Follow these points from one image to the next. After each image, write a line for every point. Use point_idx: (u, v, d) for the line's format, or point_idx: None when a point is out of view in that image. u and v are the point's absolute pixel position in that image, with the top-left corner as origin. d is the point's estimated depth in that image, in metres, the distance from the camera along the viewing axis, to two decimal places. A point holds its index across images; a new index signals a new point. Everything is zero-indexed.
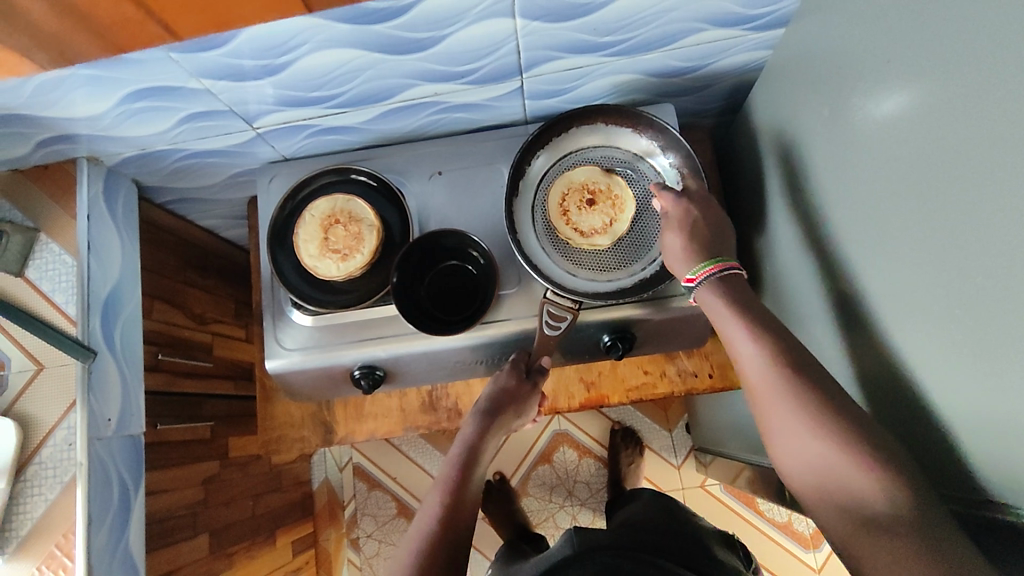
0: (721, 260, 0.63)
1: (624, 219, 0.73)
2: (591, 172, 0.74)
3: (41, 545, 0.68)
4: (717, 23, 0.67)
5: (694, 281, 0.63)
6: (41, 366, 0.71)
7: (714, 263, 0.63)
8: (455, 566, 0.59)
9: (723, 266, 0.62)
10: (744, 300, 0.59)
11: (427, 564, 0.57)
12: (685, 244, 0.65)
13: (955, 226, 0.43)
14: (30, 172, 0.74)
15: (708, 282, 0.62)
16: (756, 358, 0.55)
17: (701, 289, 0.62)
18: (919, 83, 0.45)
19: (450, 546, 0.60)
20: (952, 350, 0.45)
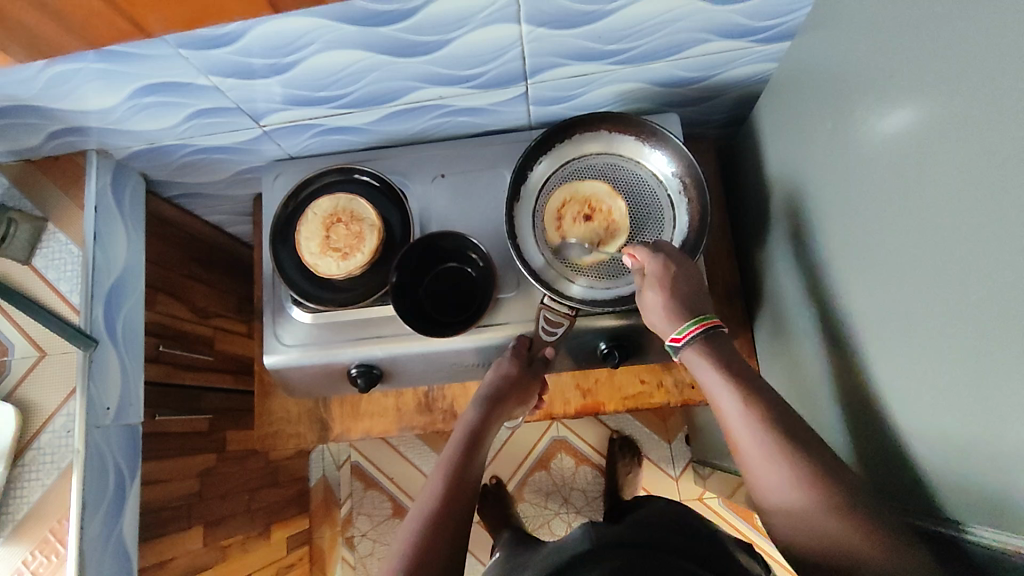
0: (705, 318, 0.63)
1: (612, 245, 0.74)
2: (598, 189, 0.75)
3: (37, 529, 0.68)
4: (722, 35, 0.67)
5: (680, 342, 0.63)
6: (44, 353, 0.72)
7: (698, 322, 0.63)
8: (457, 543, 0.60)
9: (706, 325, 0.62)
10: (728, 357, 0.60)
11: (430, 538, 0.59)
12: (666, 303, 0.64)
13: (947, 246, 0.43)
14: (41, 162, 0.76)
15: (695, 342, 0.62)
16: (737, 415, 0.56)
17: (688, 348, 0.62)
18: (917, 101, 0.46)
19: (450, 528, 0.60)
20: (939, 370, 0.45)
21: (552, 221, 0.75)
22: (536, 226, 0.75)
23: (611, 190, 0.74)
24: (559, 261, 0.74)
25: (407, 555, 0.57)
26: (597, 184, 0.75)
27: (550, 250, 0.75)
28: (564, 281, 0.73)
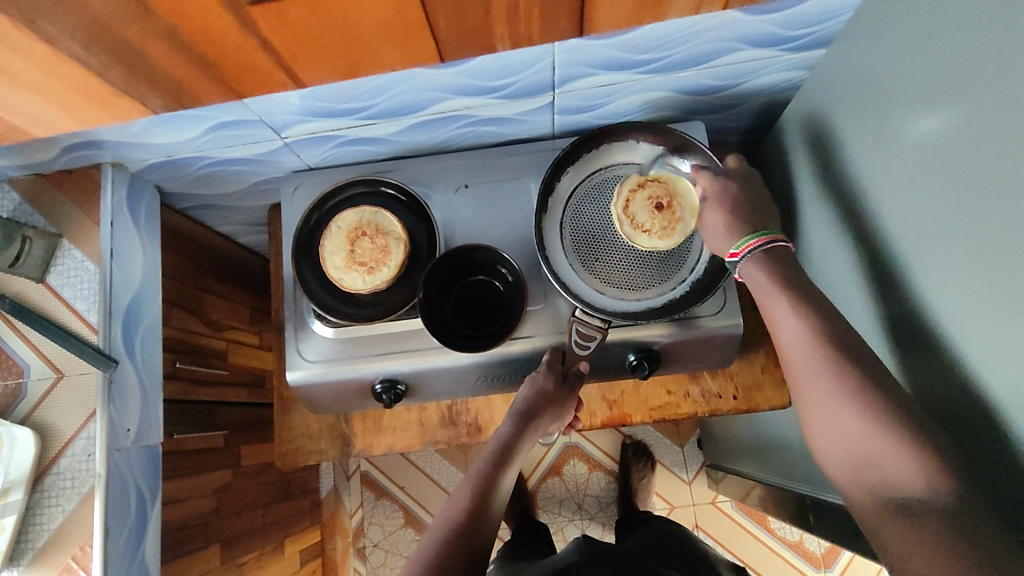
0: (766, 233, 0.60)
1: (668, 241, 0.70)
2: (687, 188, 0.71)
3: (59, 556, 0.67)
4: (754, 43, 0.66)
5: (738, 257, 0.61)
6: (61, 374, 0.70)
7: (757, 236, 0.60)
8: (478, 560, 0.59)
9: (767, 240, 0.60)
10: (784, 270, 0.58)
11: (449, 555, 0.58)
12: (726, 220, 0.63)
13: (1013, 262, 0.42)
14: (53, 177, 0.73)
15: (752, 257, 0.60)
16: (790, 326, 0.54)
17: (745, 264, 0.60)
18: (974, 118, 0.45)
19: (472, 537, 0.60)
20: (1008, 388, 0.44)
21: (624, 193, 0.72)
22: (564, 238, 0.75)
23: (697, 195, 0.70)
24: (589, 273, 0.73)
25: (427, 563, 0.57)
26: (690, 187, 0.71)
27: (579, 262, 0.74)
28: (594, 293, 0.72)
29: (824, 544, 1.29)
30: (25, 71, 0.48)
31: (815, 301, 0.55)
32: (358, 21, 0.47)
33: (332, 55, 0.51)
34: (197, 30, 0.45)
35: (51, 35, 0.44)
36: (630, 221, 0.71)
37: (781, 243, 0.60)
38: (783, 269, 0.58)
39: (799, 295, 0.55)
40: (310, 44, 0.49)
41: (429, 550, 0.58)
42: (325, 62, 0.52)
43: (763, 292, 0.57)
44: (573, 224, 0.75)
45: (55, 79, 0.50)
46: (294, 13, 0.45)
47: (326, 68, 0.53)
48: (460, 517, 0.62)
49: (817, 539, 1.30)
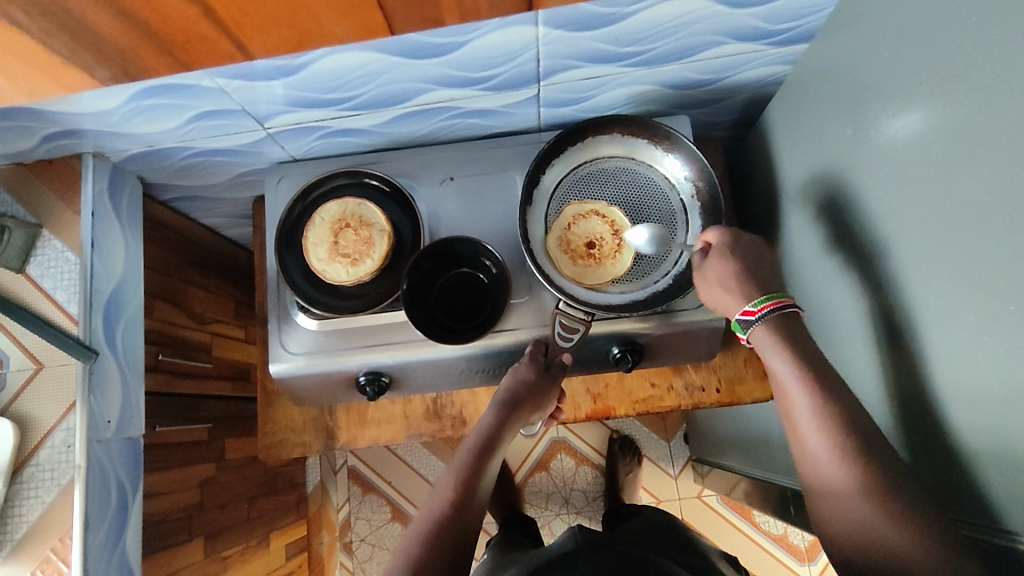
0: (779, 295, 0.61)
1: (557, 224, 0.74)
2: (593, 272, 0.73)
3: (38, 548, 0.66)
4: (737, 37, 0.66)
5: (752, 316, 0.61)
6: (41, 365, 0.70)
7: (772, 298, 0.61)
8: (462, 551, 0.59)
9: (781, 303, 0.61)
10: (797, 343, 0.59)
11: (435, 548, 0.58)
12: (734, 276, 0.63)
13: (992, 256, 0.43)
14: (33, 166, 0.73)
15: (768, 318, 0.60)
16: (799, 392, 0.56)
17: (760, 325, 0.61)
18: (952, 111, 0.45)
19: (457, 529, 0.60)
20: (990, 381, 0.45)
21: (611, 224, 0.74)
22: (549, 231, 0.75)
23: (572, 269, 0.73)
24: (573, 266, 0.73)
25: (412, 557, 0.57)
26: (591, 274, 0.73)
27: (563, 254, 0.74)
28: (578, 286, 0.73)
29: (809, 537, 1.31)
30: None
31: (825, 379, 0.56)
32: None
33: (278, 26, 0.46)
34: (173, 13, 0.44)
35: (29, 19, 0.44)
36: (581, 211, 0.74)
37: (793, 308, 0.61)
38: (794, 344, 0.59)
39: (810, 371, 0.57)
40: (252, 10, 0.44)
41: (415, 543, 0.59)
42: (269, 33, 0.47)
43: (777, 369, 0.59)
44: (557, 217, 0.75)
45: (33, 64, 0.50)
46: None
47: (273, 41, 0.48)
48: (445, 510, 0.62)
49: (801, 533, 1.31)
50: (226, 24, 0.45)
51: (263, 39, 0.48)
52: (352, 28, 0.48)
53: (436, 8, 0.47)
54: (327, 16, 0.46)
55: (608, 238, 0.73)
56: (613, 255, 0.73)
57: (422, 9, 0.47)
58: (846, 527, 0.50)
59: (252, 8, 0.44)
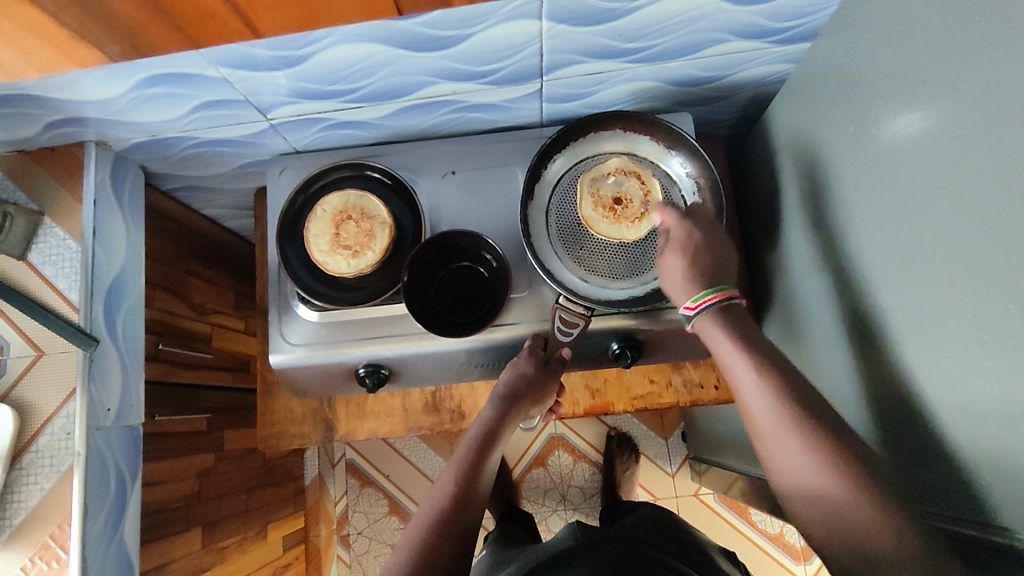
0: (724, 287, 0.63)
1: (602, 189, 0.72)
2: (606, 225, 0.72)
3: (36, 534, 0.67)
4: (741, 34, 0.66)
5: (693, 308, 0.63)
6: (41, 352, 0.70)
7: (717, 290, 0.62)
8: (464, 544, 0.59)
9: (723, 295, 0.62)
10: (742, 326, 0.61)
11: (437, 541, 0.58)
12: (686, 270, 0.64)
13: (987, 255, 0.43)
14: (36, 153, 0.73)
15: (707, 312, 0.62)
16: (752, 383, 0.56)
17: (700, 318, 0.63)
18: (952, 110, 0.45)
19: (460, 522, 0.60)
20: (982, 380, 0.45)
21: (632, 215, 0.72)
22: (549, 225, 0.75)
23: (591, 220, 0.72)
24: (573, 261, 0.74)
25: (416, 550, 0.57)
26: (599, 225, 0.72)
27: (564, 249, 0.74)
28: (578, 280, 0.73)
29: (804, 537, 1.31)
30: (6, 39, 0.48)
31: (774, 360, 0.57)
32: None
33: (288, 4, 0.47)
34: None
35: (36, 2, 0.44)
36: (609, 172, 0.73)
37: (735, 298, 0.63)
38: (739, 327, 0.60)
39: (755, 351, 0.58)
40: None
41: (418, 536, 0.59)
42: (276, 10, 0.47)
43: (724, 349, 0.60)
44: (559, 210, 0.75)
45: (38, 47, 0.50)
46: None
47: (281, 19, 0.48)
48: (445, 503, 0.62)
49: (797, 532, 1.32)
50: (237, 3, 0.46)
51: (273, 17, 0.48)
52: (362, 8, 0.49)
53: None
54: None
55: (631, 203, 0.72)
56: (630, 220, 0.71)
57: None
58: (811, 504, 0.51)
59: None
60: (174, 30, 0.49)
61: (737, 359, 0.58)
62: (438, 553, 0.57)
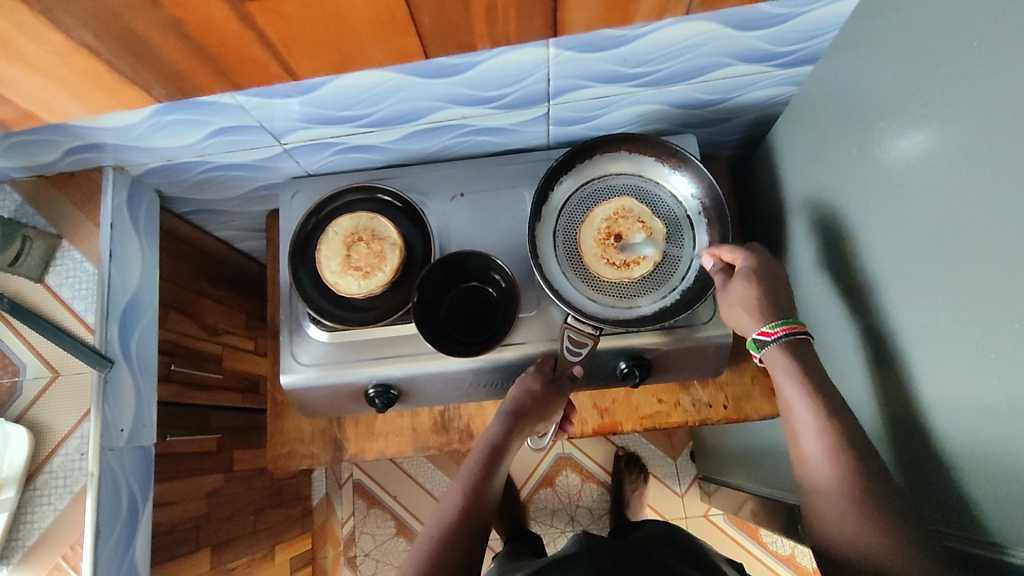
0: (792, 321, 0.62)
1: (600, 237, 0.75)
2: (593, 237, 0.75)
3: (48, 555, 0.67)
4: (744, 59, 0.68)
5: (768, 335, 0.62)
6: (57, 373, 0.71)
7: (786, 324, 0.62)
8: (473, 556, 0.60)
9: (795, 329, 0.62)
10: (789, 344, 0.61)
11: (445, 553, 0.58)
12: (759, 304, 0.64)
13: (993, 275, 0.44)
14: (55, 178, 0.75)
15: (781, 343, 0.62)
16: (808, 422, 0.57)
17: (773, 347, 0.62)
18: (953, 132, 0.46)
19: (466, 536, 0.61)
20: (989, 396, 0.45)
21: (609, 237, 0.75)
22: (557, 247, 0.76)
23: (593, 244, 0.75)
24: (582, 280, 0.74)
25: (425, 562, 0.57)
26: (592, 237, 0.75)
27: (572, 269, 0.75)
28: (586, 300, 0.73)
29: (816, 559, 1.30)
30: (59, 81, 0.50)
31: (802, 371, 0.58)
32: (347, 15, 0.46)
33: (323, 48, 0.49)
34: (227, 43, 0.47)
35: (94, 51, 0.46)
36: (645, 223, 0.75)
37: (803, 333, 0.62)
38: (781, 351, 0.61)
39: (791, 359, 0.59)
40: (301, 33, 0.47)
41: (424, 551, 0.59)
42: (315, 55, 0.50)
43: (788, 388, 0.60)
44: (566, 232, 0.76)
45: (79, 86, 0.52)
46: (288, 8, 0.44)
47: (318, 62, 0.51)
48: (453, 517, 0.62)
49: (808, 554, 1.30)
50: (276, 47, 0.48)
51: (310, 61, 0.51)
52: (391, 51, 0.51)
53: (470, 33, 0.50)
54: (368, 39, 0.49)
55: (630, 255, 0.75)
56: (605, 258, 0.75)
57: (456, 34, 0.50)
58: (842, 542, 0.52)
59: (303, 33, 0.47)
60: (215, 69, 0.51)
61: (792, 386, 0.59)
62: (446, 565, 0.57)
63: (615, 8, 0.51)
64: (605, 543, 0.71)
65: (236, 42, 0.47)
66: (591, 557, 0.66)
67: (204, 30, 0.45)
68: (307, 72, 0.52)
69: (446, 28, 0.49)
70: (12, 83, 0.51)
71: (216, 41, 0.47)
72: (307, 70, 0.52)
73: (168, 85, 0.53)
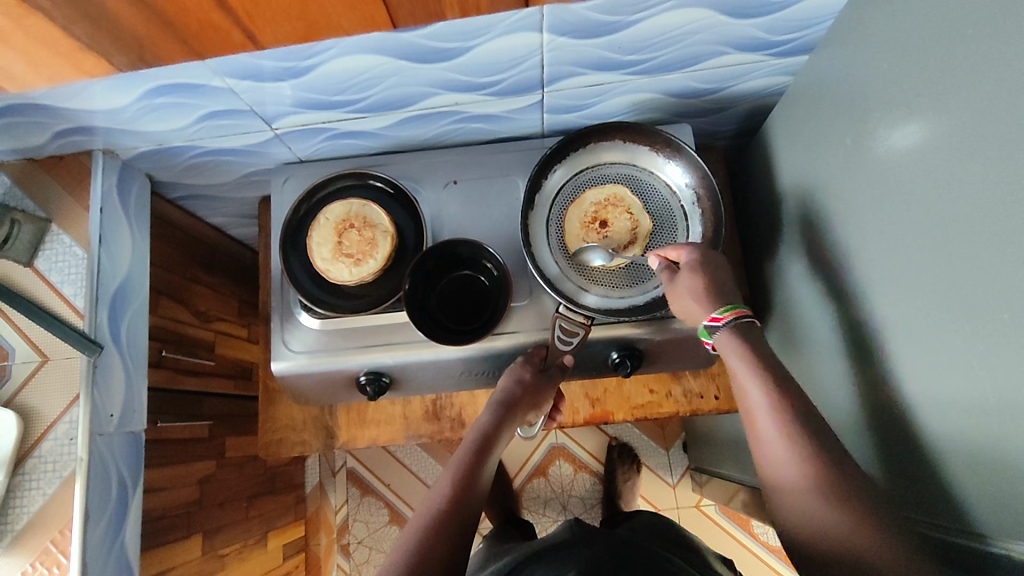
0: (739, 306, 0.64)
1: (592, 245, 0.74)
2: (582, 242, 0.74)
3: (37, 539, 0.67)
4: (739, 47, 0.67)
5: (717, 322, 0.63)
6: (45, 358, 0.71)
7: (733, 308, 0.63)
8: (462, 544, 0.59)
9: (742, 313, 0.63)
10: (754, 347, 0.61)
11: (435, 540, 0.58)
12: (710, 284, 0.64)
13: (983, 267, 0.43)
14: (44, 161, 0.74)
15: (731, 329, 0.62)
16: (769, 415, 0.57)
17: (723, 333, 0.63)
18: (944, 121, 0.46)
19: (456, 525, 0.60)
20: (974, 388, 0.45)
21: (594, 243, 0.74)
22: (550, 235, 0.76)
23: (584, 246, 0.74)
24: (574, 270, 0.74)
25: (414, 548, 0.57)
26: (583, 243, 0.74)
27: (564, 258, 0.75)
28: (578, 289, 0.73)
29: None
30: (26, 52, 0.49)
31: None
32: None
33: (287, 15, 0.47)
34: (187, 7, 0.45)
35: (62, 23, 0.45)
36: (631, 211, 0.74)
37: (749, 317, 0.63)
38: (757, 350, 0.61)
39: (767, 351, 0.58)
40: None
41: (413, 539, 0.58)
42: (279, 24, 0.48)
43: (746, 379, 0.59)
44: (559, 221, 0.76)
45: (57, 64, 0.51)
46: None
47: (283, 32, 0.49)
48: (444, 504, 0.62)
49: None
50: (238, 13, 0.46)
51: (275, 30, 0.49)
52: (359, 20, 0.49)
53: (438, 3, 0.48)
54: (335, 7, 0.47)
55: (612, 240, 0.74)
56: (586, 240, 0.74)
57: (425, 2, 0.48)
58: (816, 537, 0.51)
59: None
60: (182, 41, 0.49)
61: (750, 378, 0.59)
62: (436, 552, 0.57)
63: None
64: (595, 533, 0.71)
65: (195, 7, 0.45)
66: (581, 546, 0.66)
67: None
68: (271, 42, 0.50)
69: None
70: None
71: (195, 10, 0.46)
72: (271, 40, 0.50)
73: (128, 54, 0.50)
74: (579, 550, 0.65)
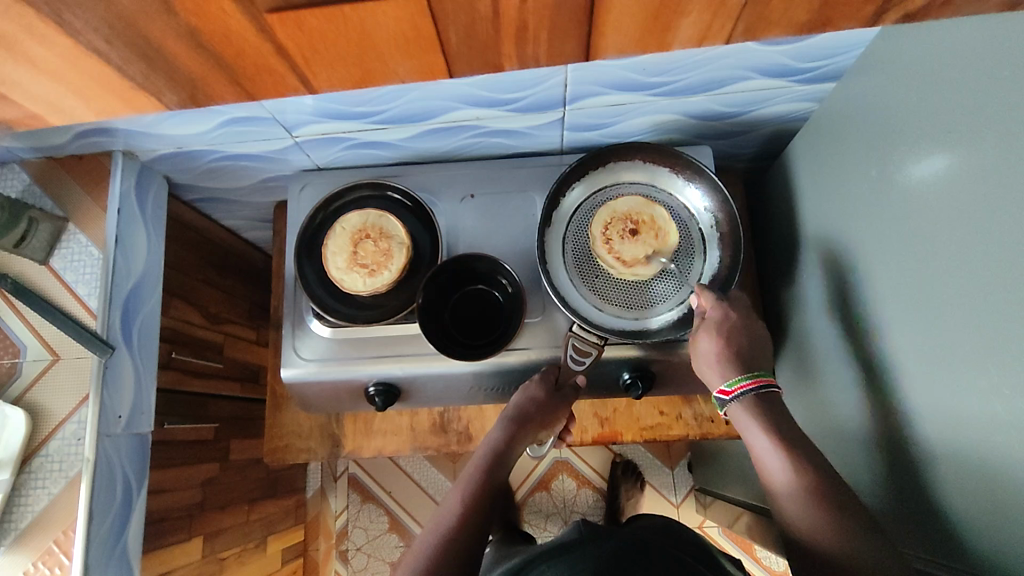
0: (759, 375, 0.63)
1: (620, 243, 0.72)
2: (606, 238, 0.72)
3: (41, 538, 0.67)
4: (765, 73, 0.67)
5: (727, 395, 0.63)
6: (57, 357, 0.71)
7: (753, 376, 0.63)
8: (472, 563, 0.59)
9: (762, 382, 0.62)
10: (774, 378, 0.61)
11: (443, 558, 0.57)
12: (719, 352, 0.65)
13: (1000, 310, 0.43)
14: (65, 161, 0.74)
15: (743, 399, 0.62)
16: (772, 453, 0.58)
17: (735, 404, 0.62)
18: (967, 160, 0.46)
19: (465, 543, 0.60)
20: (990, 431, 0.45)
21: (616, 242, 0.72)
22: (566, 254, 0.75)
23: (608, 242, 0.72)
24: (589, 289, 0.74)
25: (421, 566, 0.56)
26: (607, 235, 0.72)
27: (579, 277, 0.74)
28: (594, 309, 0.73)
29: None
30: (68, 83, 0.49)
31: None
32: (370, 29, 0.44)
33: (343, 61, 0.48)
34: (245, 53, 0.46)
35: (102, 58, 0.45)
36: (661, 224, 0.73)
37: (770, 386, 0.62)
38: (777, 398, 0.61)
39: None
40: (321, 46, 0.46)
41: (420, 557, 0.58)
42: (336, 68, 0.48)
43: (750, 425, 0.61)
44: (576, 240, 0.75)
45: None
46: (312, 21, 0.42)
47: (339, 76, 0.50)
48: (452, 522, 0.61)
49: None
50: (295, 58, 0.47)
51: (329, 74, 0.49)
52: (416, 68, 0.50)
53: (498, 53, 0.49)
54: (393, 55, 0.48)
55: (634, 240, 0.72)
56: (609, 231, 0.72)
57: (483, 52, 0.48)
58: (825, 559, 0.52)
59: (324, 47, 0.46)
60: (234, 81, 0.50)
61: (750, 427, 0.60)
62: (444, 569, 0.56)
63: (654, 34, 0.47)
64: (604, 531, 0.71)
65: (253, 50, 0.46)
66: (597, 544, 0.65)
67: (222, 39, 0.44)
68: (324, 86, 0.51)
69: (476, 46, 0.47)
70: (21, 78, 0.49)
71: (237, 53, 0.46)
72: (326, 85, 0.51)
73: (179, 91, 0.51)
74: (592, 547, 0.65)
